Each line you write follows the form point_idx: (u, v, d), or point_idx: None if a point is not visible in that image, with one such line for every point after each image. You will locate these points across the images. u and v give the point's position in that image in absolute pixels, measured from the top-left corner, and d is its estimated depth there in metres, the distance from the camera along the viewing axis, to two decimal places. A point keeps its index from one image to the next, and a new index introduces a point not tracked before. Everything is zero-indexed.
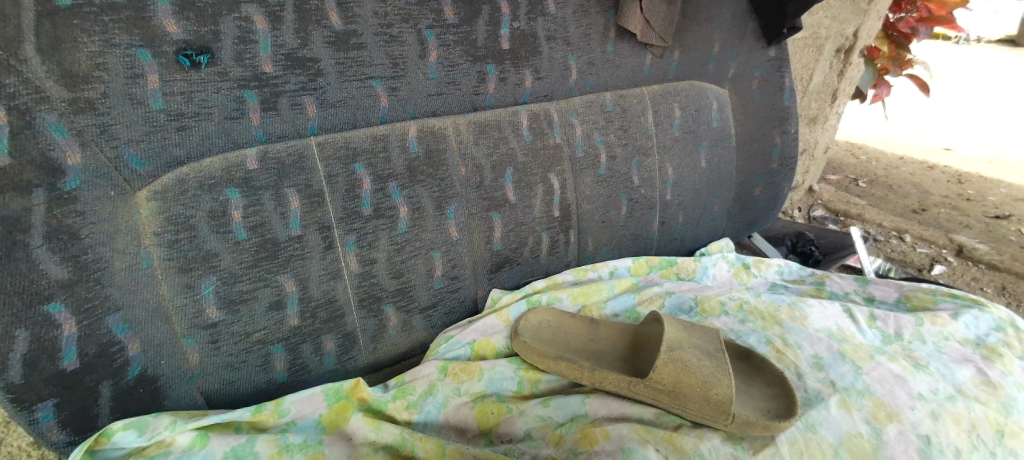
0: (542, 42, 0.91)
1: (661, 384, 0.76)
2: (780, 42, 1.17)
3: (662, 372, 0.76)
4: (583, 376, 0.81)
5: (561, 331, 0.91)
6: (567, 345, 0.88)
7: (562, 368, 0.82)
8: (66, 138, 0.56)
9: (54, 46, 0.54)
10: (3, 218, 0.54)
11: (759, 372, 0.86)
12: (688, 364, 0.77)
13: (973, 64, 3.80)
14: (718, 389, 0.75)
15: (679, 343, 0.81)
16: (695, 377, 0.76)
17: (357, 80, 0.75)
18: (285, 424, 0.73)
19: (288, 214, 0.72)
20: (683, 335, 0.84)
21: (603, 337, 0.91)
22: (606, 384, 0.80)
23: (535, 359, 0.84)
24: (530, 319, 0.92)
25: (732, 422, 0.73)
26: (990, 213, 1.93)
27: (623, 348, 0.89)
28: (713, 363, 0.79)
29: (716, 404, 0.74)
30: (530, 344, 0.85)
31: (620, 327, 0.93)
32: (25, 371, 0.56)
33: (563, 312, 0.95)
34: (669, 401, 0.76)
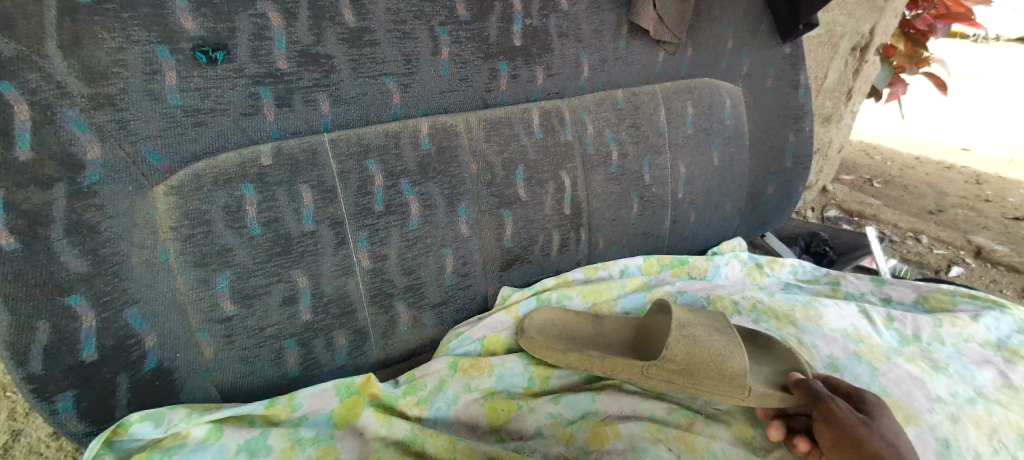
0: (554, 39, 0.91)
1: (673, 363, 0.76)
2: (795, 39, 1.15)
3: (674, 349, 0.76)
4: (595, 367, 0.79)
5: (567, 328, 0.91)
6: (574, 340, 0.87)
7: (572, 360, 0.81)
8: (86, 133, 0.57)
9: (75, 43, 0.55)
10: (24, 211, 0.55)
11: (768, 347, 0.84)
12: (698, 339, 0.78)
13: (991, 62, 3.73)
14: (732, 362, 0.75)
15: (688, 322, 0.83)
16: (706, 351, 0.76)
17: (369, 77, 0.75)
18: (297, 418, 0.74)
19: (301, 210, 0.73)
20: (690, 314, 0.85)
21: (611, 331, 0.90)
22: (617, 372, 0.78)
23: (544, 353, 0.83)
24: (536, 317, 0.90)
25: (749, 395, 0.72)
26: (1009, 214, 1.89)
27: (632, 341, 0.88)
28: (723, 338, 0.79)
29: (731, 376, 0.73)
30: (537, 340, 0.84)
31: (628, 320, 0.94)
32: (45, 362, 0.58)
33: (567, 311, 0.94)
34: (682, 379, 0.75)
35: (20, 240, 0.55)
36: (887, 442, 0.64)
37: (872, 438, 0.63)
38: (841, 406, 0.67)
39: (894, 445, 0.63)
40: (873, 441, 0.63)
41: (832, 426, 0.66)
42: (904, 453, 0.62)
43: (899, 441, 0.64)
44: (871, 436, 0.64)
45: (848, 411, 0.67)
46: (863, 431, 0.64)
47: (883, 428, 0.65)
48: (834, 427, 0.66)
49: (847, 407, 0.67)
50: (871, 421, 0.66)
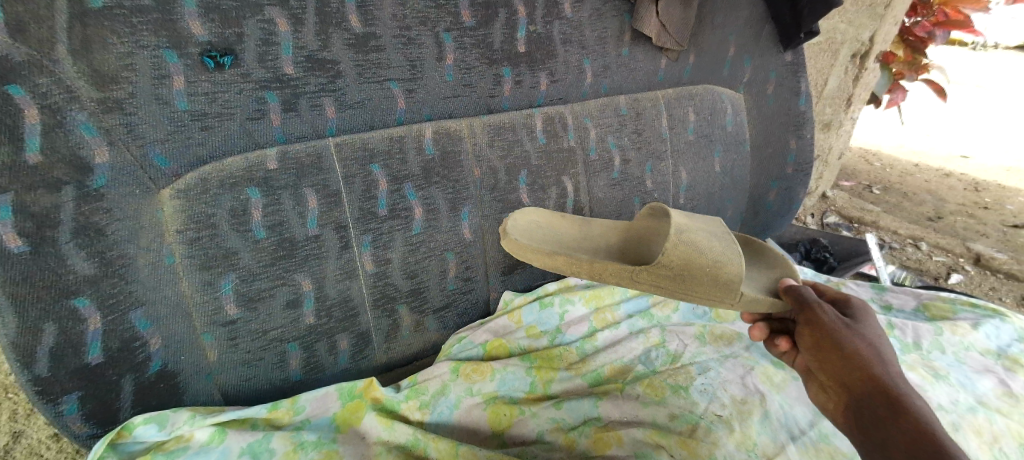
0: (558, 45, 0.91)
1: (666, 269, 0.74)
2: (796, 47, 1.16)
3: (671, 254, 0.74)
4: (581, 271, 0.77)
5: (553, 232, 0.87)
6: (562, 244, 0.83)
7: (558, 263, 0.77)
8: (95, 137, 0.58)
9: (85, 47, 0.56)
10: (33, 214, 0.55)
11: (761, 258, 0.86)
12: (697, 245, 0.76)
13: (990, 70, 3.74)
14: (728, 267, 0.74)
15: (687, 226, 0.80)
16: (704, 258, 0.74)
17: (374, 82, 0.75)
18: (300, 422, 0.74)
19: (305, 213, 0.73)
20: (687, 221, 0.83)
21: (597, 234, 0.90)
22: (605, 276, 0.77)
23: (528, 256, 0.77)
24: (521, 220, 0.85)
25: (739, 300, 0.72)
26: (1008, 222, 1.90)
27: (620, 247, 0.87)
28: (723, 245, 0.78)
29: (725, 282, 0.72)
30: (523, 242, 0.77)
31: (615, 227, 0.93)
32: (51, 364, 0.58)
33: (554, 217, 0.91)
34: (672, 284, 0.74)
35: (28, 243, 0.55)
36: (868, 343, 0.62)
37: (852, 338, 0.62)
38: (825, 309, 0.66)
39: (875, 348, 0.62)
40: (854, 342, 0.62)
41: (812, 329, 0.65)
42: (883, 355, 0.62)
43: (880, 345, 0.63)
44: (853, 338, 0.62)
45: (832, 314, 0.65)
46: (844, 332, 0.63)
47: (866, 331, 0.64)
48: (814, 329, 0.65)
49: (831, 311, 0.66)
50: (854, 325, 0.65)
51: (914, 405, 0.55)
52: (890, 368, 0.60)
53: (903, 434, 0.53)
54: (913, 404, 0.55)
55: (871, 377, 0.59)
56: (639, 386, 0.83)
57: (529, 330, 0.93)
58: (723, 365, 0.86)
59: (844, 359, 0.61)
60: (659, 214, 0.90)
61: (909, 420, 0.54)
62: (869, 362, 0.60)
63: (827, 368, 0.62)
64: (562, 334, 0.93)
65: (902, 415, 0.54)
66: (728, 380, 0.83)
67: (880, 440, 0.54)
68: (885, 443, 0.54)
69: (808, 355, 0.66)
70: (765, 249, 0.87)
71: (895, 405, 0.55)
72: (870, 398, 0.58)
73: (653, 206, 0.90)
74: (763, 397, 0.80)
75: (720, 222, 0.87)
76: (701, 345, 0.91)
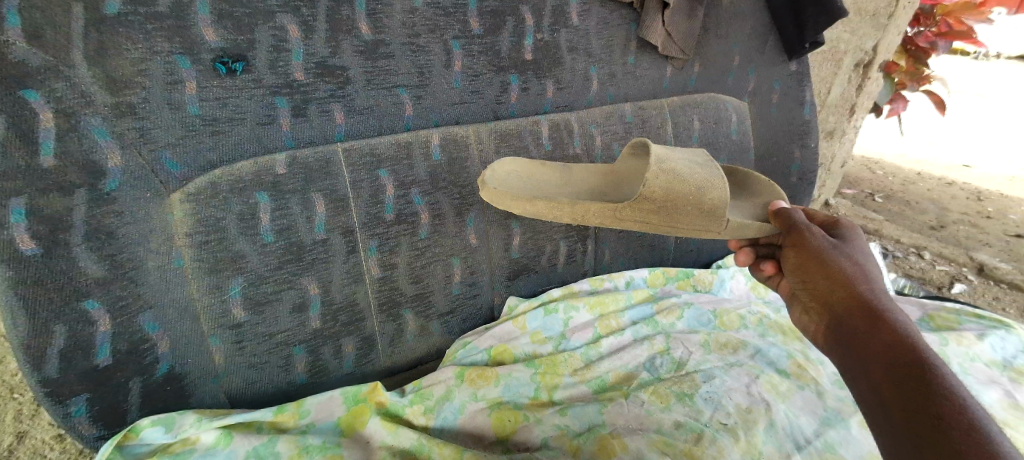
0: (564, 53, 0.92)
1: (651, 202, 0.74)
2: (801, 57, 1.17)
3: (653, 185, 0.73)
4: (563, 214, 0.76)
5: (532, 179, 0.84)
6: (542, 191, 0.82)
7: (539, 208, 0.75)
8: (107, 141, 0.59)
9: (100, 53, 0.57)
10: (46, 217, 0.56)
11: (745, 186, 0.88)
12: (679, 174, 0.75)
13: (993, 79, 3.75)
14: (711, 194, 0.75)
15: (666, 155, 0.78)
16: (687, 186, 0.74)
17: (383, 88, 0.76)
18: (304, 426, 0.74)
19: (313, 218, 0.74)
20: (668, 150, 0.81)
21: (579, 180, 0.88)
22: (588, 217, 0.76)
23: (506, 203, 0.76)
24: (499, 170, 0.82)
25: (725, 228, 0.75)
26: (1011, 231, 1.90)
27: (599, 189, 0.86)
28: (704, 171, 0.77)
29: (709, 210, 0.74)
30: (501, 191, 0.76)
31: (596, 170, 0.91)
32: (60, 366, 0.58)
33: (533, 162, 0.88)
34: (658, 217, 0.75)
35: (40, 245, 0.55)
36: (854, 263, 0.64)
37: (838, 256, 0.64)
38: (813, 232, 0.68)
39: (861, 267, 0.63)
40: (839, 259, 0.63)
41: (798, 251, 0.67)
42: (868, 273, 0.63)
43: (866, 264, 0.64)
44: (838, 256, 0.64)
45: (819, 236, 0.67)
46: (830, 251, 0.65)
47: (852, 251, 0.65)
48: (800, 251, 0.67)
49: (819, 233, 0.68)
50: (843, 245, 0.66)
51: (895, 317, 0.57)
52: (874, 285, 0.62)
53: (881, 342, 0.55)
54: (893, 316, 0.57)
55: (855, 294, 0.60)
56: (644, 392, 0.83)
57: (534, 335, 0.93)
58: (728, 373, 0.86)
59: (828, 278, 0.63)
60: (639, 149, 0.88)
61: (889, 329, 0.55)
62: (854, 279, 0.62)
63: (813, 287, 0.64)
64: (566, 340, 0.93)
65: (882, 327, 0.56)
66: (733, 388, 0.83)
67: (858, 350, 0.56)
68: (862, 352, 0.55)
69: (793, 276, 0.68)
70: (750, 178, 0.89)
71: (874, 318, 0.57)
72: (850, 312, 0.59)
73: (632, 143, 0.88)
74: (768, 406, 0.80)
75: (703, 151, 0.86)
76: (706, 353, 0.91)
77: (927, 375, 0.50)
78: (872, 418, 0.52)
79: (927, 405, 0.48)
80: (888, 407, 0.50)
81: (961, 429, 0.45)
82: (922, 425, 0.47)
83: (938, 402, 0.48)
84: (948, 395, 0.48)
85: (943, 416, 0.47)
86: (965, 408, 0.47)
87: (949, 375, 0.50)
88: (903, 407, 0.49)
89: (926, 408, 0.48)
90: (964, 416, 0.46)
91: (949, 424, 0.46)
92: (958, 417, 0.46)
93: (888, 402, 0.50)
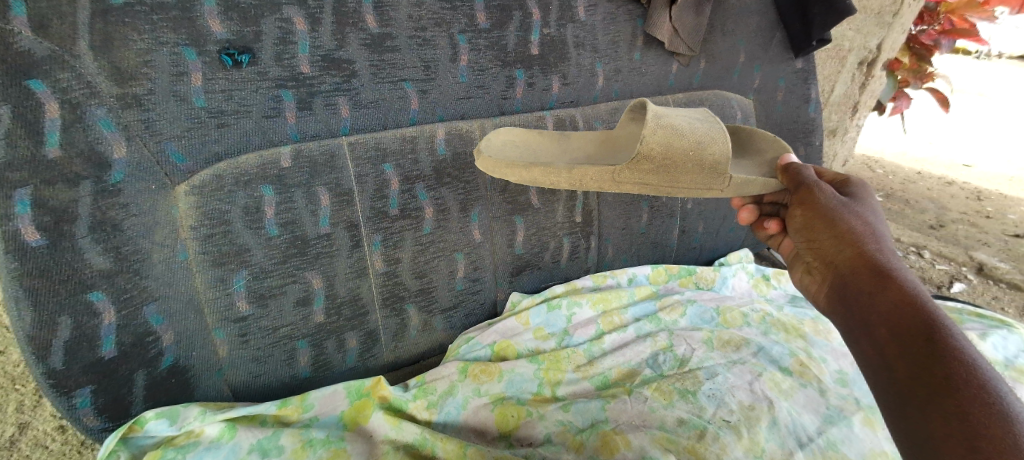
0: (570, 48, 0.92)
1: (650, 161, 0.73)
2: (807, 54, 1.17)
3: (652, 141, 0.72)
4: (561, 180, 0.74)
5: (528, 148, 0.82)
6: (539, 159, 0.80)
7: (535, 175, 0.74)
8: (113, 133, 0.58)
9: (106, 43, 0.56)
10: (52, 208, 0.56)
11: (748, 144, 0.86)
12: (678, 129, 0.74)
13: (994, 79, 3.75)
14: (712, 149, 0.73)
15: (663, 112, 0.77)
16: (687, 141, 0.73)
17: (388, 82, 0.76)
18: (308, 419, 0.74)
19: (318, 212, 0.74)
20: (665, 107, 0.80)
21: (576, 148, 0.86)
22: (587, 182, 0.74)
23: (502, 170, 0.74)
24: (495, 139, 0.80)
25: (729, 185, 0.74)
26: (1010, 231, 1.91)
27: (598, 155, 0.84)
28: (704, 125, 0.76)
29: (711, 166, 0.73)
30: (496, 159, 0.74)
31: (593, 136, 0.89)
32: (65, 357, 0.58)
33: (528, 131, 0.86)
34: (659, 179, 0.74)
35: (46, 237, 0.55)
36: (863, 221, 0.62)
37: (848, 215, 0.61)
38: (823, 190, 0.65)
39: (870, 224, 0.62)
40: (849, 218, 0.61)
41: (806, 209, 0.65)
42: (877, 230, 0.61)
43: (877, 222, 0.62)
44: (848, 215, 0.62)
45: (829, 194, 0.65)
46: (839, 210, 0.63)
47: (862, 209, 0.63)
48: (809, 210, 0.65)
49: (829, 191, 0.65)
50: (852, 203, 0.64)
51: (903, 276, 0.56)
52: (883, 242, 0.60)
53: (888, 303, 0.53)
54: (901, 275, 0.55)
55: (863, 253, 0.59)
56: (647, 389, 0.83)
57: (536, 332, 0.93)
58: (730, 370, 0.87)
59: (835, 239, 0.61)
60: (638, 111, 0.85)
61: (898, 289, 0.54)
62: (864, 238, 0.60)
63: (819, 247, 0.63)
64: (569, 336, 0.94)
65: (891, 287, 0.55)
66: (735, 385, 0.84)
67: (864, 310, 0.55)
68: (868, 313, 0.54)
69: (798, 236, 0.67)
70: (753, 137, 0.86)
71: (883, 277, 0.56)
72: (856, 272, 0.58)
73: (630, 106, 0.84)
74: (771, 404, 0.80)
75: (704, 109, 0.84)
76: (708, 350, 0.91)
77: (936, 336, 0.49)
78: (876, 381, 0.52)
79: (934, 367, 0.48)
80: (894, 371, 0.50)
81: (967, 394, 0.46)
82: (929, 392, 0.47)
83: (946, 366, 0.47)
84: (957, 356, 0.48)
85: (950, 380, 0.47)
86: (972, 369, 0.47)
87: (957, 336, 0.50)
88: (910, 373, 0.49)
89: (933, 373, 0.47)
90: (971, 378, 0.46)
91: (958, 389, 0.46)
92: (966, 380, 0.46)
93: (893, 367, 0.50)
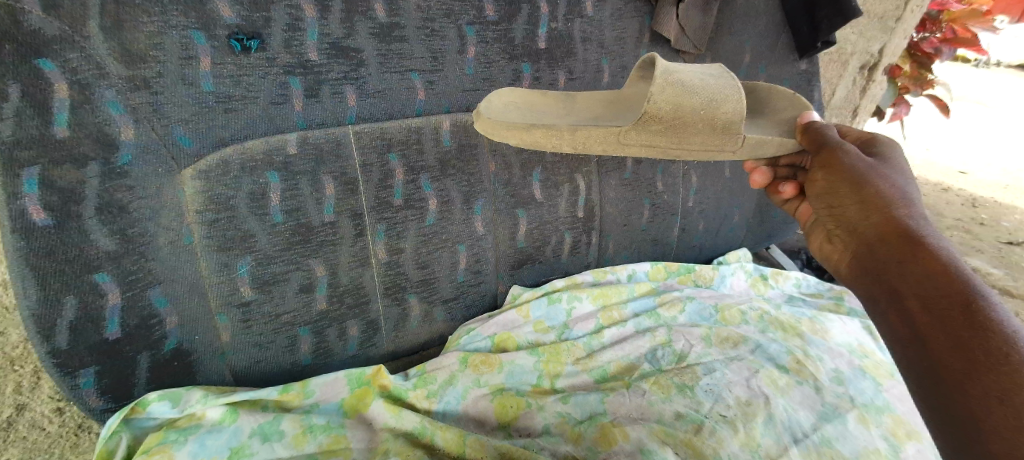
0: (577, 44, 0.92)
1: (657, 121, 0.74)
2: (811, 56, 1.18)
3: (659, 99, 0.73)
4: (563, 142, 0.77)
5: (532, 108, 0.83)
6: (543, 119, 0.81)
7: (537, 138, 0.76)
8: (121, 114, 0.58)
9: (116, 25, 0.56)
10: (59, 189, 0.56)
11: (764, 104, 0.86)
12: (688, 85, 0.74)
13: (992, 87, 3.77)
14: (725, 107, 0.73)
15: (674, 69, 0.77)
16: (697, 99, 0.73)
17: (396, 72, 0.76)
18: (309, 405, 0.75)
19: (323, 200, 0.74)
20: (678, 65, 0.80)
21: (582, 108, 0.87)
22: (590, 145, 0.77)
23: (501, 132, 0.76)
24: (496, 100, 0.81)
25: (741, 147, 0.75)
26: (1004, 238, 1.93)
27: (603, 116, 0.85)
28: (717, 82, 0.76)
29: (723, 126, 0.74)
30: (496, 121, 0.76)
31: (600, 96, 0.90)
32: (70, 337, 0.59)
33: (532, 92, 0.87)
34: (664, 139, 0.75)
35: (53, 217, 0.56)
36: (889, 185, 0.62)
37: (876, 179, 0.62)
38: (846, 153, 0.64)
39: (898, 188, 0.62)
40: (876, 183, 0.62)
41: (828, 173, 0.65)
42: (905, 195, 0.62)
43: (903, 185, 0.63)
44: (875, 180, 0.62)
45: (853, 156, 0.64)
46: (868, 175, 0.62)
47: (889, 173, 0.64)
48: (831, 174, 0.65)
49: (853, 153, 0.64)
50: (877, 165, 0.64)
51: (934, 243, 0.57)
52: (911, 206, 0.62)
53: (919, 273, 0.56)
54: (933, 242, 0.57)
55: (891, 221, 0.60)
56: (646, 382, 0.84)
57: (536, 325, 0.93)
58: (728, 366, 0.88)
59: (862, 205, 0.62)
60: (646, 70, 0.89)
61: (929, 258, 0.56)
62: (890, 204, 0.61)
63: (844, 215, 0.64)
64: (568, 330, 0.94)
65: (923, 256, 0.56)
66: (733, 381, 0.85)
67: (894, 281, 0.58)
68: (898, 283, 0.57)
69: (820, 202, 0.68)
70: (770, 94, 0.86)
71: (913, 246, 0.57)
72: (885, 240, 0.60)
73: (639, 64, 0.88)
74: (768, 400, 0.81)
75: (720, 65, 0.83)
76: (707, 346, 0.92)
77: (972, 309, 0.52)
78: (909, 352, 0.55)
79: (973, 344, 0.50)
80: (929, 344, 0.53)
81: (1008, 368, 0.49)
82: (967, 367, 0.50)
83: (984, 339, 0.50)
84: (993, 329, 0.51)
85: (990, 354, 0.50)
86: (1011, 340, 0.50)
87: (993, 305, 0.52)
88: (947, 349, 0.52)
89: (971, 348, 0.50)
90: (1010, 352, 0.49)
91: (1000, 365, 0.49)
92: (1004, 354, 0.49)
93: (927, 341, 0.54)
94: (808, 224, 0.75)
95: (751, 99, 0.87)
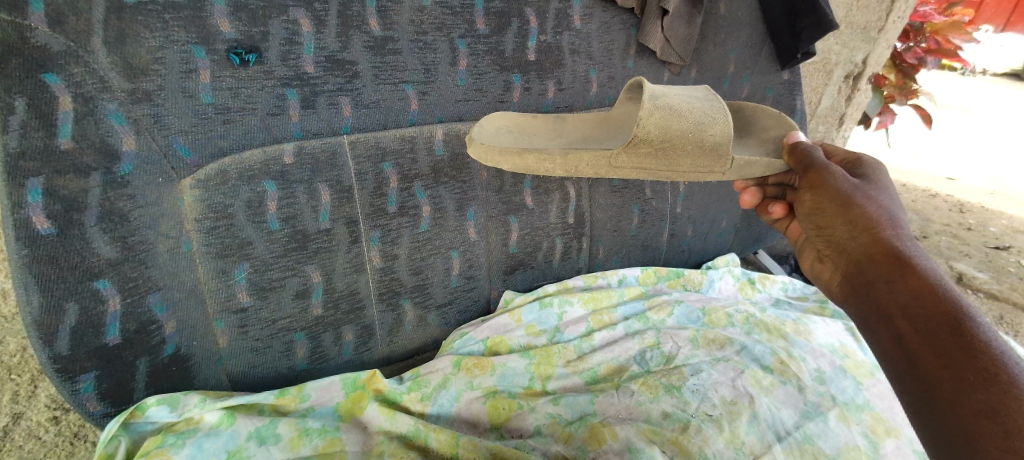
0: (566, 55, 0.95)
1: (647, 144, 0.76)
2: (793, 66, 1.22)
3: (648, 123, 0.76)
4: (555, 167, 0.80)
5: (523, 132, 0.86)
6: (534, 143, 0.84)
7: (529, 162, 0.79)
8: (123, 126, 0.60)
9: (119, 39, 0.58)
10: (63, 198, 0.57)
11: (751, 121, 0.89)
12: (676, 109, 0.77)
13: (977, 95, 3.85)
14: (712, 130, 0.76)
15: (662, 92, 0.80)
16: (685, 122, 0.76)
17: (389, 83, 0.78)
18: (305, 409, 0.76)
19: (318, 208, 0.76)
20: (665, 87, 0.83)
21: (572, 130, 0.91)
22: (582, 169, 0.80)
23: (494, 158, 0.79)
24: (488, 125, 0.84)
25: (729, 168, 0.77)
26: (990, 243, 1.97)
27: (594, 135, 0.90)
28: (704, 105, 0.79)
29: (712, 147, 0.76)
30: (489, 145, 0.79)
31: (588, 118, 0.94)
32: (71, 343, 0.60)
33: (523, 114, 0.90)
34: (654, 162, 0.78)
35: (56, 225, 0.57)
36: (874, 205, 0.65)
37: (861, 200, 0.65)
38: (833, 174, 0.67)
39: (884, 209, 0.65)
40: (862, 204, 0.64)
41: (816, 193, 0.68)
42: (891, 216, 0.65)
43: (890, 207, 0.66)
44: (860, 200, 0.65)
45: (840, 178, 0.67)
46: (854, 196, 0.65)
47: (874, 195, 0.66)
48: (818, 194, 0.68)
49: (839, 174, 0.67)
50: (863, 186, 0.67)
51: (921, 263, 0.60)
52: (898, 227, 0.64)
53: (908, 293, 0.58)
54: (919, 262, 0.60)
55: (879, 241, 0.63)
56: (635, 383, 0.86)
57: (528, 328, 0.95)
58: (715, 367, 0.90)
59: (849, 226, 0.65)
60: (634, 92, 0.91)
61: (915, 277, 0.58)
62: (877, 225, 0.64)
63: (832, 235, 0.67)
64: (559, 333, 0.96)
65: (910, 276, 0.59)
66: (719, 381, 0.87)
67: (884, 301, 0.60)
68: (888, 302, 0.59)
69: (809, 222, 0.70)
70: (756, 113, 0.89)
71: (900, 266, 0.60)
72: (873, 260, 0.62)
73: (627, 86, 0.91)
74: (752, 399, 0.84)
75: (704, 87, 0.87)
76: (694, 348, 0.94)
77: (961, 328, 0.54)
78: (903, 372, 0.57)
79: (966, 363, 0.52)
80: (921, 363, 0.55)
81: (999, 386, 0.50)
82: (959, 386, 0.51)
83: (973, 359, 0.52)
84: (983, 349, 0.52)
85: (981, 374, 0.51)
86: (999, 361, 0.51)
87: (981, 325, 0.54)
88: (937, 366, 0.53)
89: (961, 366, 0.52)
90: (999, 372, 0.50)
91: (990, 385, 0.50)
92: (995, 374, 0.51)
93: (919, 358, 0.55)
94: (799, 244, 0.78)
95: (739, 119, 0.90)
